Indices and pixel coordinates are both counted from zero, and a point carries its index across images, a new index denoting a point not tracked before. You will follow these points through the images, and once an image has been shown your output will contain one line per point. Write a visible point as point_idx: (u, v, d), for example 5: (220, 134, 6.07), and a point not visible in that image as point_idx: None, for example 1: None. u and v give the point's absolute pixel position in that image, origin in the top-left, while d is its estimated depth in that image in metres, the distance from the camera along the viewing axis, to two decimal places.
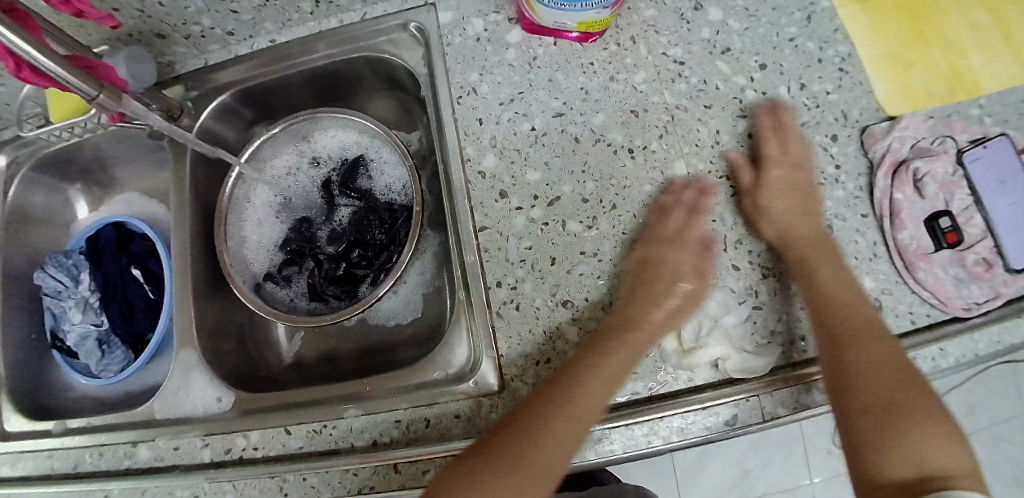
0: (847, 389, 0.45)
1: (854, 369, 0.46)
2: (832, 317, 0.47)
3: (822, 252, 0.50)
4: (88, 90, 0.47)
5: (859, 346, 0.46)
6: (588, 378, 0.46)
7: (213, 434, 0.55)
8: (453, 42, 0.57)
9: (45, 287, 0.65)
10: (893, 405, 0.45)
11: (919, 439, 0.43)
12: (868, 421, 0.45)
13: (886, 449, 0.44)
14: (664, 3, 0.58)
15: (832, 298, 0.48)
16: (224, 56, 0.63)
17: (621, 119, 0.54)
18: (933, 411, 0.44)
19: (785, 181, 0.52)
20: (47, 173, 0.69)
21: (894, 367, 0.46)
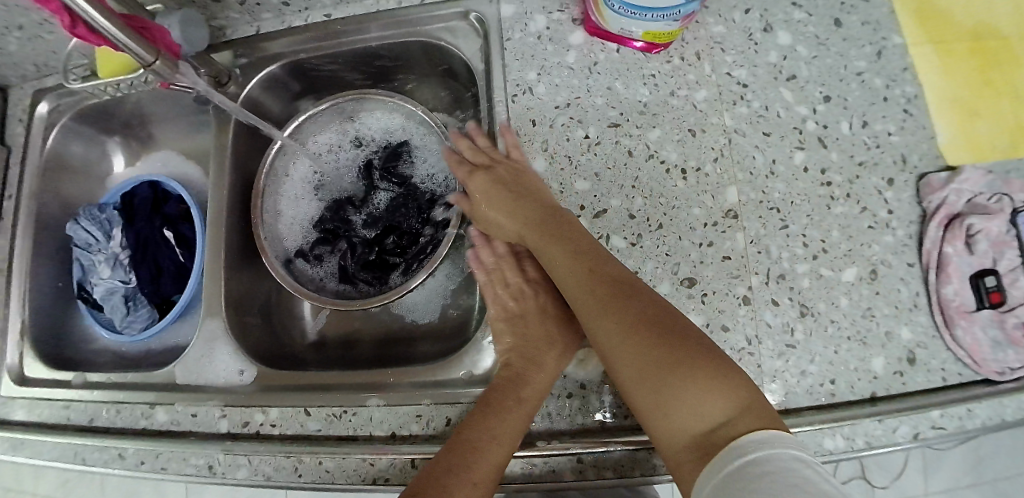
0: (639, 372, 0.42)
1: (607, 344, 0.44)
2: (585, 294, 0.46)
3: (555, 231, 0.48)
4: (147, 57, 0.47)
5: (607, 313, 0.44)
6: (507, 390, 0.46)
7: (232, 406, 0.55)
8: (513, 38, 0.56)
9: (75, 239, 0.65)
10: (656, 365, 0.41)
11: (693, 393, 0.40)
12: (641, 388, 0.42)
13: (658, 411, 0.41)
14: (734, 21, 0.56)
15: (571, 286, 0.47)
16: (276, 26, 0.62)
17: (677, 138, 0.53)
18: (696, 360, 0.41)
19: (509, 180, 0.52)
20: (86, 123, 0.69)
21: (630, 327, 0.43)
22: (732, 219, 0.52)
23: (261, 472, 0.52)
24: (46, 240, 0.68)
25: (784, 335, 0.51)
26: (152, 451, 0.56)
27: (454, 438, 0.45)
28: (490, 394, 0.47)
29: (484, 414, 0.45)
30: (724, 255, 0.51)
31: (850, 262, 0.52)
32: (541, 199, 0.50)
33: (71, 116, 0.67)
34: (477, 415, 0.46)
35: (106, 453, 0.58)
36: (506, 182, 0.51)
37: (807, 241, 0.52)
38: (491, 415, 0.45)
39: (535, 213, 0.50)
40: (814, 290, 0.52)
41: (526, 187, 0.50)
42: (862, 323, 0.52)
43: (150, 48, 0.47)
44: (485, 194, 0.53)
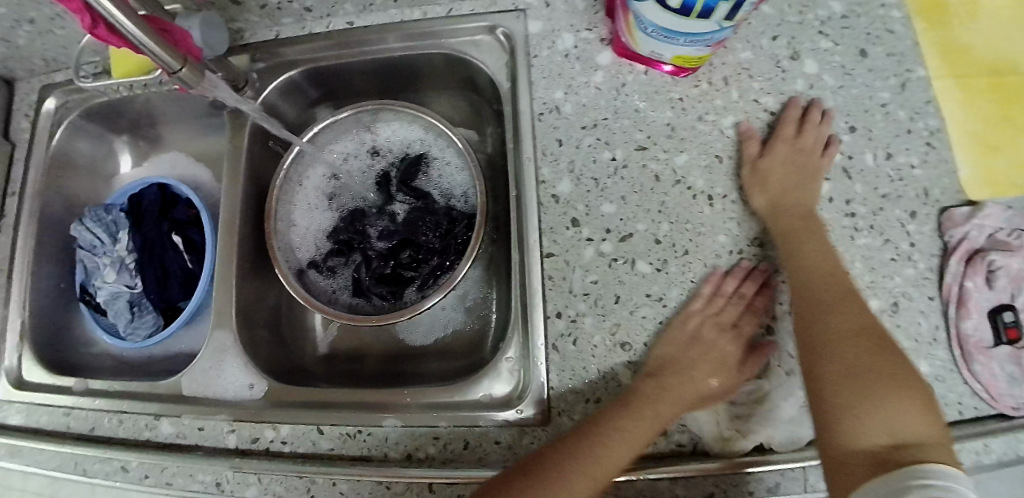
0: (833, 371, 0.44)
1: (823, 346, 0.45)
2: (804, 293, 0.48)
3: (806, 227, 0.50)
4: (172, 64, 0.46)
5: (830, 314, 0.46)
6: (650, 393, 0.46)
7: (241, 421, 0.54)
8: (540, 55, 0.55)
9: (81, 240, 0.64)
10: (871, 371, 0.43)
11: (885, 407, 0.41)
12: (836, 394, 0.43)
13: (849, 419, 0.41)
14: (762, 47, 0.56)
15: (798, 280, 0.48)
16: (295, 31, 0.60)
17: (704, 164, 0.52)
18: (895, 379, 0.43)
19: (792, 163, 0.52)
20: (94, 121, 0.67)
21: (874, 351, 0.44)
22: (758, 247, 0.52)
23: (272, 491, 0.51)
24: (49, 239, 0.66)
25: None
26: (157, 463, 0.55)
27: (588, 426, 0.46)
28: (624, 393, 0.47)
29: (618, 413, 0.46)
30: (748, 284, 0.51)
31: (871, 294, 0.52)
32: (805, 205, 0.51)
33: (80, 114, 0.65)
34: (619, 410, 0.46)
35: (109, 464, 0.56)
36: (797, 170, 0.52)
37: None
38: (627, 417, 0.45)
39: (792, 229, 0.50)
40: None
41: (788, 175, 0.51)
42: None
43: (177, 55, 0.46)
44: (778, 163, 0.51)
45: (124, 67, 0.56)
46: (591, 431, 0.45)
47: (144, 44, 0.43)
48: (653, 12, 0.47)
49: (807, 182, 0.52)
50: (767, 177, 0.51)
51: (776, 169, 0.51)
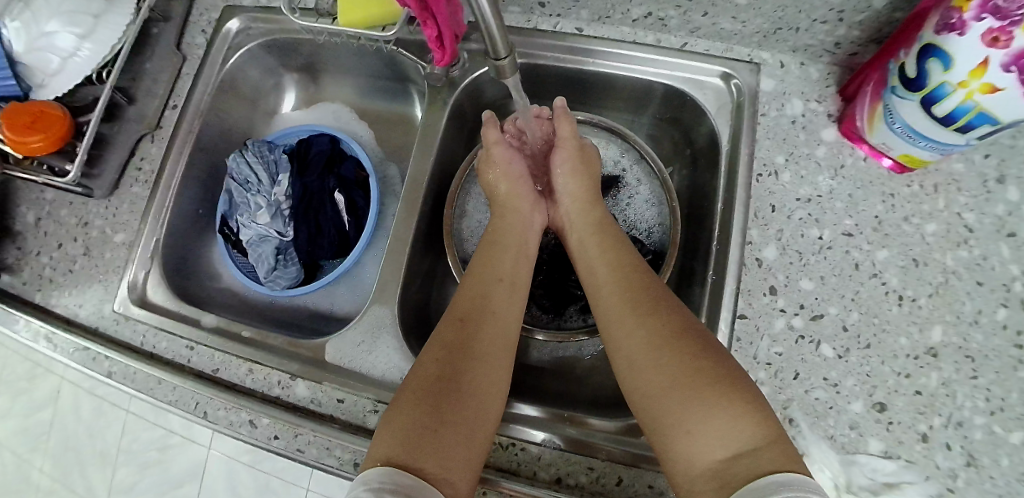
0: (665, 377, 0.43)
1: (637, 353, 0.46)
2: (626, 298, 0.49)
3: (610, 239, 0.55)
4: (500, 48, 0.36)
5: (648, 323, 0.47)
6: (499, 332, 0.49)
7: (386, 403, 0.53)
8: (768, 116, 0.55)
9: (235, 172, 0.61)
10: (681, 376, 0.43)
11: (712, 412, 0.40)
12: (664, 406, 0.42)
13: (687, 430, 0.41)
14: (973, 161, 0.57)
15: (611, 294, 0.50)
16: (518, 21, 0.59)
17: (901, 263, 0.53)
18: (699, 381, 0.42)
19: (583, 152, 0.60)
20: (272, 53, 0.64)
21: (690, 349, 0.44)
22: (931, 356, 0.53)
23: None
24: (198, 162, 0.64)
25: (948, 478, 0.52)
26: (291, 429, 0.53)
27: (447, 354, 0.47)
28: (465, 303, 0.51)
29: (459, 352, 0.47)
30: (916, 389, 0.52)
31: None
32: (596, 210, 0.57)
33: (262, 44, 0.63)
34: (483, 339, 0.48)
35: (234, 415, 0.55)
36: (582, 168, 0.58)
37: (989, 395, 0.53)
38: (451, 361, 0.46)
39: (577, 223, 0.58)
40: (986, 444, 0.53)
41: (588, 168, 0.59)
42: None
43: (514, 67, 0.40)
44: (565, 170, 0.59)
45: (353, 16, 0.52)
46: (436, 379, 0.45)
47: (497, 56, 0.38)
48: (912, 114, 0.46)
49: (585, 193, 0.58)
50: (569, 171, 0.59)
51: (577, 164, 0.59)
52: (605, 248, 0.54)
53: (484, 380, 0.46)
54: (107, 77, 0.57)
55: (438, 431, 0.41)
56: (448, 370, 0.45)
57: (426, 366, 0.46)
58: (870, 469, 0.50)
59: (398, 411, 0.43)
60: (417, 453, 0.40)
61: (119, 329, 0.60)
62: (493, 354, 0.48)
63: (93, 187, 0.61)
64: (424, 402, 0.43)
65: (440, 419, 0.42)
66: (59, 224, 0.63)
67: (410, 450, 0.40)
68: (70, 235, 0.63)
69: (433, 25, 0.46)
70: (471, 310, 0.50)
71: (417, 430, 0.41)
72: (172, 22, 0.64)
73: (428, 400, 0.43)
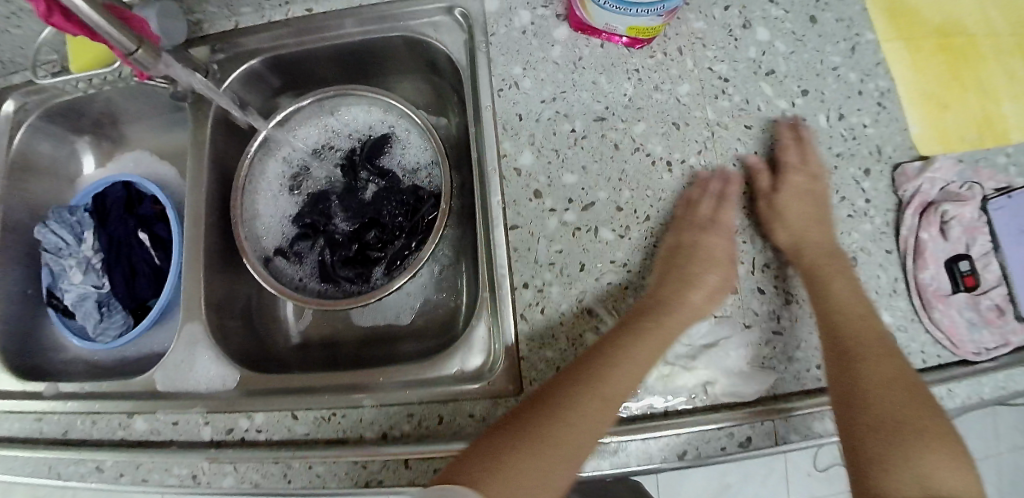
0: (892, 404, 0.46)
1: (873, 389, 0.46)
2: (852, 329, 0.48)
3: (835, 267, 0.51)
4: (127, 43, 0.44)
5: (884, 364, 0.48)
6: (632, 368, 0.45)
7: (215, 412, 0.53)
8: (498, 33, 0.55)
9: (43, 242, 0.63)
10: (905, 417, 0.45)
11: (933, 456, 0.44)
12: (876, 434, 0.45)
13: (915, 470, 0.43)
14: (714, 17, 0.57)
15: (845, 313, 0.48)
16: (255, 21, 0.60)
17: (662, 131, 0.53)
18: (918, 427, 0.45)
19: (807, 187, 0.53)
20: (57, 123, 0.66)
21: (909, 391, 0.46)
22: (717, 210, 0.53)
23: (249, 480, 0.50)
24: (12, 245, 0.65)
25: (770, 321, 0.51)
26: (132, 462, 0.54)
27: (586, 383, 0.45)
28: (621, 356, 0.46)
29: (606, 379, 0.45)
30: (710, 245, 0.52)
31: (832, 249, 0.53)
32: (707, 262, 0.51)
33: (40, 115, 0.65)
34: (635, 358, 0.46)
35: (82, 467, 0.55)
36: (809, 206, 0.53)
37: None
38: (578, 386, 0.44)
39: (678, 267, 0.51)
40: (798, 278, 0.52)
41: (809, 209, 0.53)
42: None
43: (132, 35, 0.44)
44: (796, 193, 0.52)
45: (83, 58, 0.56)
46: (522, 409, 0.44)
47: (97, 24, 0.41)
48: None
49: (824, 222, 0.53)
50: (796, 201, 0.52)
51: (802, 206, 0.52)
52: (860, 302, 0.50)
53: (597, 414, 0.44)
54: None
55: (546, 468, 0.41)
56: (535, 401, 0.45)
57: (577, 398, 0.44)
58: (685, 335, 0.50)
59: (491, 451, 0.41)
60: (501, 484, 0.39)
61: None
62: (621, 382, 0.45)
63: None
64: (540, 439, 0.42)
65: (539, 446, 0.42)
66: None
67: (500, 484, 0.39)
68: None
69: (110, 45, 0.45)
70: (658, 346, 0.47)
71: (495, 458, 0.41)
72: None
73: (517, 428, 0.43)
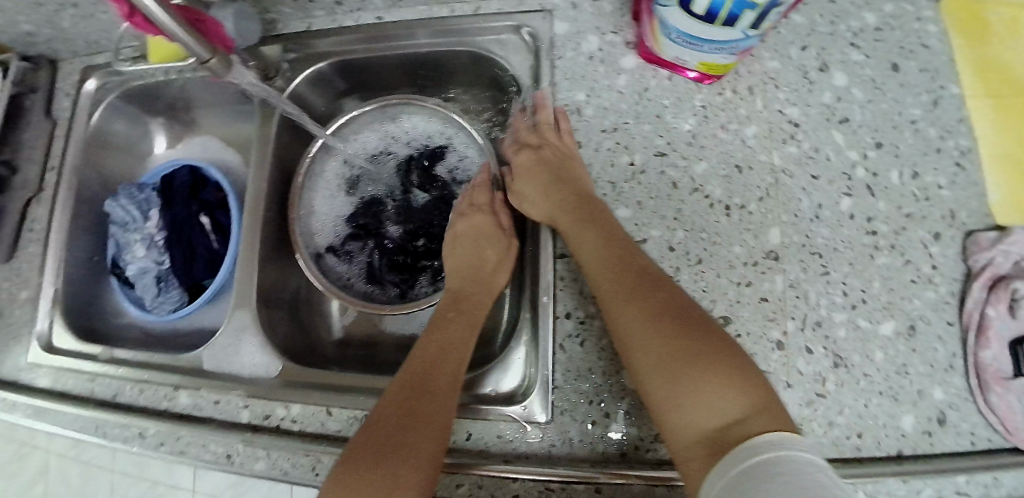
0: (625, 344, 0.43)
1: (628, 335, 0.43)
2: (608, 279, 0.46)
3: (588, 211, 0.49)
4: (202, 54, 0.46)
5: (631, 308, 0.43)
6: (449, 373, 0.47)
7: (254, 397, 0.56)
8: (564, 57, 0.55)
9: (113, 216, 0.67)
10: (667, 350, 0.41)
11: (712, 386, 0.39)
12: (659, 373, 0.41)
13: (678, 401, 0.39)
14: (790, 57, 0.55)
15: (591, 259, 0.47)
16: (326, 24, 0.61)
17: (723, 173, 0.52)
18: (680, 356, 0.40)
19: (554, 159, 0.52)
20: (132, 103, 0.70)
21: (661, 314, 0.43)
22: (773, 260, 0.51)
23: (279, 467, 0.52)
24: (86, 214, 0.70)
25: (815, 382, 0.50)
26: (173, 433, 0.57)
27: (404, 399, 0.45)
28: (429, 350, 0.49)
29: (431, 374, 0.47)
30: (761, 296, 0.51)
31: (889, 315, 0.51)
32: (500, 237, 0.56)
33: (118, 96, 0.68)
34: (440, 340, 0.49)
35: (127, 430, 0.59)
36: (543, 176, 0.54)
37: (846, 289, 0.51)
38: (401, 407, 0.44)
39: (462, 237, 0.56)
40: (850, 340, 0.51)
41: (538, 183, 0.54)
42: (895, 379, 0.50)
43: (208, 46, 0.46)
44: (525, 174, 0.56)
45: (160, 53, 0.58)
46: (385, 424, 0.43)
47: (178, 36, 0.43)
48: (680, 19, 0.47)
49: (558, 182, 0.52)
50: (535, 179, 0.54)
51: (535, 184, 0.54)
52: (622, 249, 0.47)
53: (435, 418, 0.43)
54: None
55: (393, 473, 0.40)
56: (390, 417, 0.44)
57: (414, 393, 0.45)
58: None
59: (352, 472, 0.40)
60: None
61: (35, 377, 0.66)
62: (422, 403, 0.44)
63: None
64: (373, 461, 0.41)
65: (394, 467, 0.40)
66: None
67: None
68: None
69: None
70: (421, 367, 0.47)
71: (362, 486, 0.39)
72: (38, 90, 0.70)
73: (373, 457, 0.41)
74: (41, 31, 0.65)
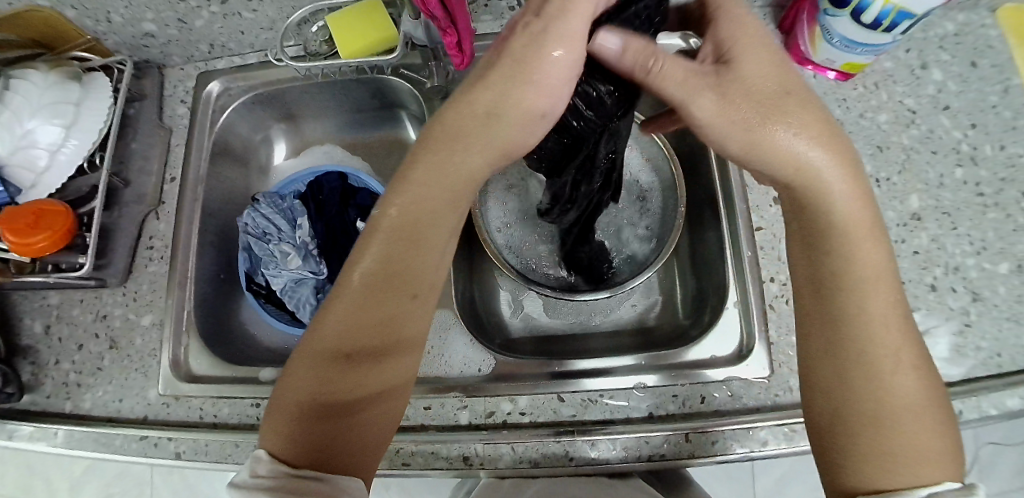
0: (877, 377, 0.39)
1: (892, 384, 0.39)
2: (883, 316, 0.40)
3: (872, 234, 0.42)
4: None
5: (902, 360, 0.40)
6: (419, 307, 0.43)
7: (474, 396, 0.54)
8: None
9: (253, 227, 0.63)
10: (915, 414, 0.38)
11: (914, 446, 0.38)
12: (897, 430, 0.38)
13: (892, 455, 0.38)
14: (900, 58, 0.66)
15: (869, 287, 0.41)
16: (492, 27, 0.64)
17: (869, 153, 0.63)
18: (925, 417, 0.39)
19: (773, 80, 0.41)
20: (256, 108, 0.70)
21: (917, 377, 0.40)
22: (917, 221, 0.61)
23: (528, 459, 0.52)
24: (209, 228, 0.66)
25: (959, 314, 0.58)
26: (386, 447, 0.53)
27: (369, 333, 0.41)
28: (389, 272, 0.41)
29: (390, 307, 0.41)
30: (913, 249, 0.60)
31: (1005, 257, 0.59)
32: (529, 83, 0.41)
33: (247, 100, 0.68)
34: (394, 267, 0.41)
35: None
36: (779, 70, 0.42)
37: (971, 239, 0.60)
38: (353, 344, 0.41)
39: (503, 110, 0.41)
40: (980, 279, 0.59)
41: (800, 103, 0.41)
42: (1016, 306, 0.58)
43: None
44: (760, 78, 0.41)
45: (361, 44, 0.58)
46: (344, 364, 0.40)
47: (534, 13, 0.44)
48: (845, 26, 0.56)
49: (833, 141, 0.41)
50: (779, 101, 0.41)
51: (744, 105, 0.40)
52: (852, 289, 0.41)
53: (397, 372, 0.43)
54: (103, 163, 0.60)
55: (354, 426, 0.40)
56: (351, 355, 0.41)
57: (364, 336, 0.41)
58: None
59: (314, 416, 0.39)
60: (329, 453, 0.39)
61: (173, 411, 0.58)
62: (388, 340, 0.41)
63: (106, 276, 0.61)
64: (328, 403, 0.40)
65: (356, 411, 0.40)
66: (73, 325, 0.62)
67: (321, 452, 0.39)
68: (92, 333, 0.61)
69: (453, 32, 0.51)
70: (388, 292, 0.41)
71: (327, 426, 0.39)
72: (147, 99, 0.67)
73: (333, 406, 0.40)
74: (162, 32, 0.63)
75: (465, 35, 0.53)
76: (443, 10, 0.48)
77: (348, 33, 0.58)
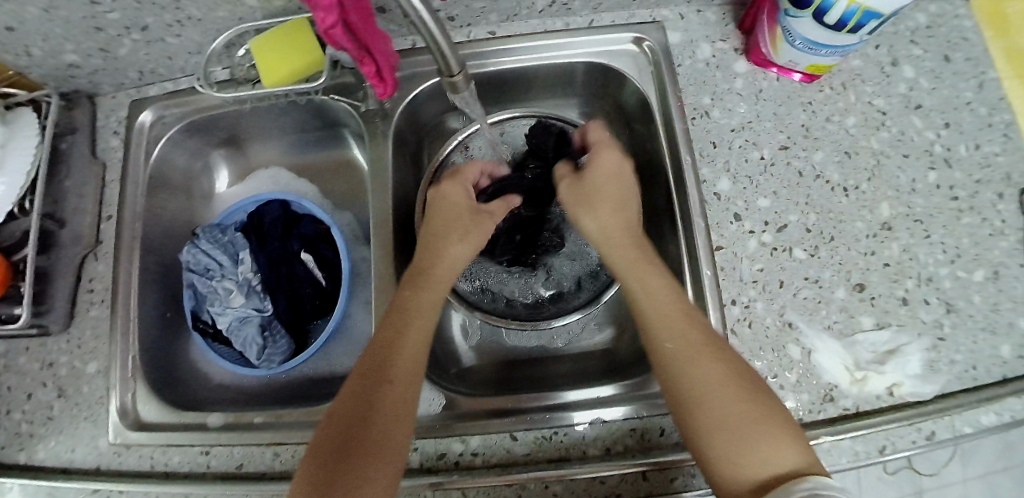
0: (695, 386, 0.43)
1: (701, 386, 0.43)
2: (682, 336, 0.45)
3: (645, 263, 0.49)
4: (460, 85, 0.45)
5: (705, 362, 0.43)
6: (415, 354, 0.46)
7: (423, 438, 0.52)
8: (684, 65, 0.62)
9: (194, 263, 0.61)
10: (743, 416, 0.41)
11: (760, 444, 0.40)
12: (725, 433, 0.41)
13: (732, 457, 0.40)
14: (869, 55, 0.62)
15: (665, 310, 0.46)
16: None
17: (836, 159, 0.59)
18: (761, 420, 0.41)
19: (614, 171, 0.54)
20: (192, 136, 0.66)
21: (726, 376, 0.43)
22: (888, 231, 0.57)
23: None
24: (153, 266, 0.64)
25: (934, 328, 0.55)
26: None
27: (369, 384, 0.44)
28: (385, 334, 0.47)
29: (386, 366, 0.45)
30: (884, 261, 0.56)
31: (979, 264, 0.56)
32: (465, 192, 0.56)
33: (181, 128, 0.65)
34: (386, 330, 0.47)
35: None
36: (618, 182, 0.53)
37: (945, 247, 0.57)
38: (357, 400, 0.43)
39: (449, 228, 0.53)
40: (954, 289, 0.56)
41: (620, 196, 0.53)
42: (991, 316, 0.55)
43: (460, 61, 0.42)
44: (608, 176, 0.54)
45: (286, 72, 0.55)
46: (350, 421, 0.42)
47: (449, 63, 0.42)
48: (805, 27, 0.52)
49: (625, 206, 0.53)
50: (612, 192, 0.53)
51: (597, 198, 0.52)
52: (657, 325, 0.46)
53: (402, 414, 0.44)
54: (31, 206, 0.57)
55: (361, 478, 0.40)
56: (358, 414, 0.43)
57: (369, 390, 0.44)
58: (870, 344, 0.54)
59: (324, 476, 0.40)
60: None
61: (123, 460, 0.57)
62: (389, 390, 0.44)
63: (47, 323, 0.59)
64: (340, 460, 0.41)
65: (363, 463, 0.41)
66: (18, 375, 0.60)
67: None
68: (37, 383, 0.60)
69: (370, 62, 0.49)
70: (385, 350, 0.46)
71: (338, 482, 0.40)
72: (79, 133, 0.64)
73: (342, 462, 0.41)
74: (87, 62, 0.59)
75: (383, 64, 0.50)
76: (357, 44, 0.45)
77: (274, 60, 0.55)
